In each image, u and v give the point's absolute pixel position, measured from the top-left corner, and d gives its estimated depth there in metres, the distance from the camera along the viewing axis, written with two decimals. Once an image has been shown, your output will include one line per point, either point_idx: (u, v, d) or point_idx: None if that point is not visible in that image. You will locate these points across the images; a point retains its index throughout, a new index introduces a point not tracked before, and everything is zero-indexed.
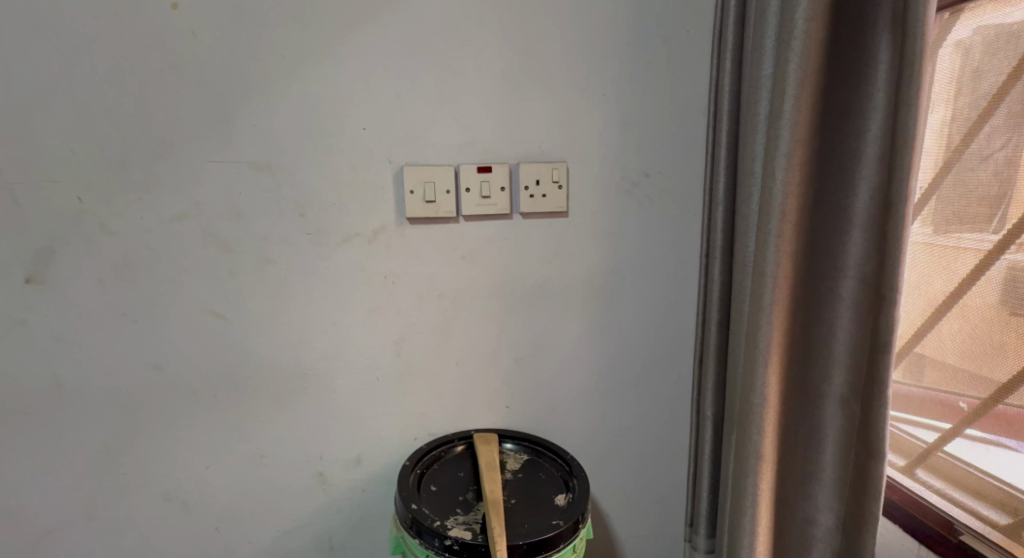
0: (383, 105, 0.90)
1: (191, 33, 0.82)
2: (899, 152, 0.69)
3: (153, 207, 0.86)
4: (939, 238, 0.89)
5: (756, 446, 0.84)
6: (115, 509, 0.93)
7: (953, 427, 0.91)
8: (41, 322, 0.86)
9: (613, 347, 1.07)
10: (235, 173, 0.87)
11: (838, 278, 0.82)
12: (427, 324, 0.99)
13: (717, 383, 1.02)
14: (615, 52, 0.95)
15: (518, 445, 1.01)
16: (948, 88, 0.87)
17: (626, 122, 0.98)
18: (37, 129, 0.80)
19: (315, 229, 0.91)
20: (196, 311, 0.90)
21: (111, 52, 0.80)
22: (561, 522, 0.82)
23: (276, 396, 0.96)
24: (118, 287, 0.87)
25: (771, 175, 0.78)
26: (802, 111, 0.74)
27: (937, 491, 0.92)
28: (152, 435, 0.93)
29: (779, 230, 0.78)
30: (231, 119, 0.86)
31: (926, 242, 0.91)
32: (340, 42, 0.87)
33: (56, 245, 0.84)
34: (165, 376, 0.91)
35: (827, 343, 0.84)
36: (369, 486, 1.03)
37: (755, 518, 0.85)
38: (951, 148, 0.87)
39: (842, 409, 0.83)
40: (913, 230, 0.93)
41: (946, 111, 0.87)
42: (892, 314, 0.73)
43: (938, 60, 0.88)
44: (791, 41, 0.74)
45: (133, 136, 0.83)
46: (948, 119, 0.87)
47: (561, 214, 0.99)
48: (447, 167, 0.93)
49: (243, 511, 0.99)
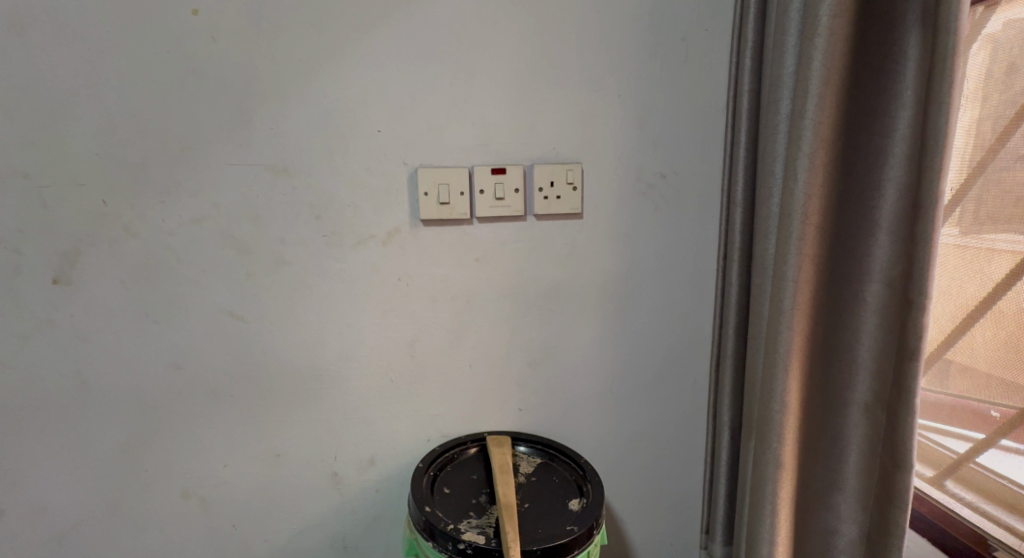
0: (397, 106, 0.90)
1: (210, 38, 0.83)
2: (930, 151, 0.66)
3: (173, 210, 0.87)
4: (969, 239, 0.85)
5: (775, 454, 0.81)
6: (137, 504, 0.96)
7: (986, 438, 0.87)
8: (68, 322, 0.88)
9: (630, 351, 1.06)
10: (252, 176, 0.88)
11: (862, 283, 0.79)
12: (440, 326, 0.99)
13: (734, 388, 1.00)
14: (630, 51, 0.94)
15: (531, 449, 1.00)
16: (979, 84, 0.83)
17: (643, 123, 0.97)
18: (64, 135, 0.83)
19: (330, 231, 0.92)
20: (214, 312, 0.92)
21: (133, 57, 0.82)
22: (575, 528, 0.81)
23: (292, 396, 0.97)
24: (139, 288, 0.89)
25: (792, 175, 0.75)
26: (825, 109, 0.72)
27: (968, 504, 0.87)
28: (173, 433, 0.95)
29: (800, 232, 0.76)
30: (248, 122, 0.87)
31: (955, 244, 0.87)
32: (355, 45, 0.87)
33: (81, 247, 0.86)
34: (184, 375, 0.93)
35: (851, 349, 0.81)
36: (383, 487, 1.03)
37: (774, 528, 0.83)
38: (984, 147, 0.83)
39: (866, 419, 0.80)
40: (943, 232, 0.89)
41: (977, 109, 0.83)
42: (921, 320, 0.70)
43: (969, 55, 0.84)
44: (814, 38, 0.71)
45: (154, 140, 0.85)
46: (981, 117, 0.83)
47: (575, 215, 0.98)
48: (461, 168, 0.92)
49: (261, 509, 1.00)
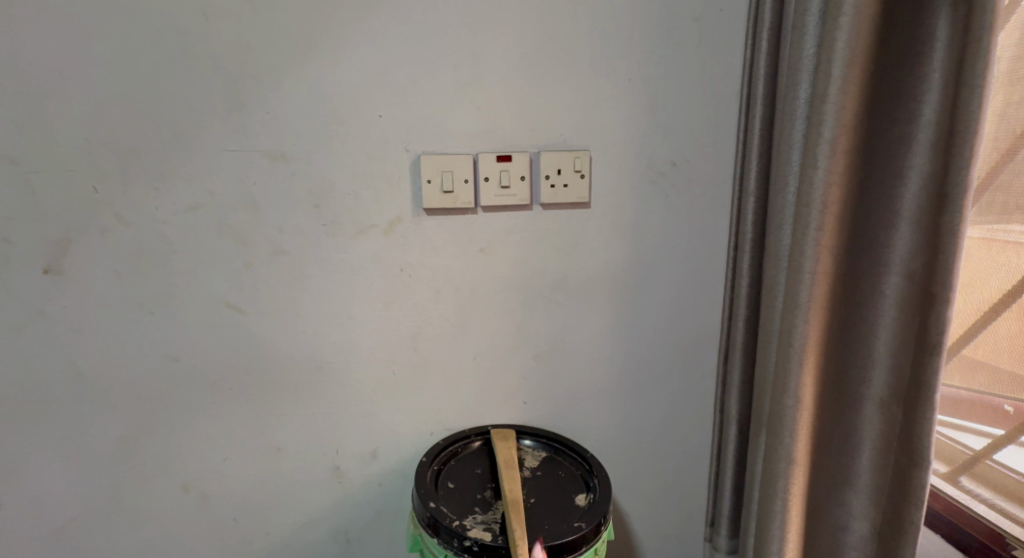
0: (398, 90, 0.86)
1: (203, 18, 0.80)
2: (960, 138, 0.63)
3: (168, 197, 0.84)
4: (999, 228, 0.78)
5: (787, 450, 0.79)
6: (136, 498, 0.94)
7: (1006, 434, 0.83)
8: (61, 313, 0.85)
9: (638, 343, 1.04)
10: (248, 163, 0.85)
11: (880, 275, 0.76)
12: (444, 317, 0.96)
13: (743, 381, 0.98)
14: (641, 33, 0.90)
15: (536, 443, 0.99)
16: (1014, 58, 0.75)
17: (653, 108, 0.93)
18: (52, 118, 0.79)
19: (329, 221, 0.89)
20: (212, 303, 0.89)
21: (122, 37, 0.79)
22: (583, 525, 0.79)
23: (293, 388, 0.95)
24: (134, 278, 0.86)
25: (811, 163, 0.72)
26: (848, 94, 0.69)
27: (984, 501, 0.85)
28: (171, 426, 0.92)
29: (819, 223, 0.73)
30: (244, 107, 0.83)
31: (983, 231, 0.80)
32: (354, 26, 0.83)
33: (72, 237, 0.83)
34: (182, 368, 0.91)
35: (867, 344, 0.79)
36: (385, 481, 1.02)
37: (784, 524, 0.81)
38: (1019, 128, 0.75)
39: (881, 414, 0.78)
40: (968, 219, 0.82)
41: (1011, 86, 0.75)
42: (944, 314, 0.67)
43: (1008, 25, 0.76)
44: (838, 18, 0.67)
45: (146, 125, 0.82)
46: (1015, 95, 0.75)
47: (582, 204, 0.95)
48: (465, 155, 0.89)
49: (262, 503, 0.98)
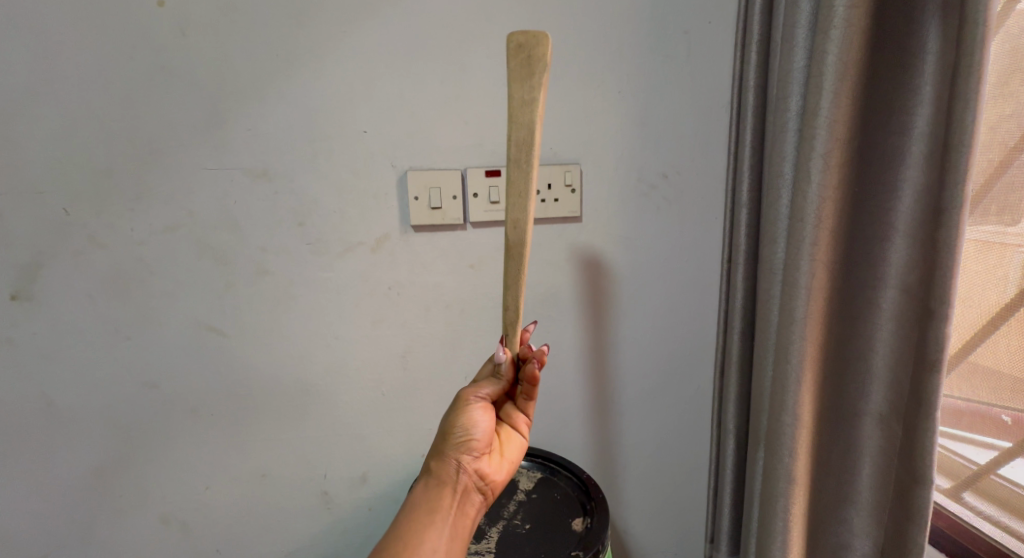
0: (384, 105, 0.84)
1: (180, 33, 0.77)
2: (954, 151, 0.62)
3: (144, 218, 0.81)
4: (999, 238, 0.77)
5: (787, 468, 0.78)
6: (111, 532, 0.89)
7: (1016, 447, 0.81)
8: (30, 340, 0.81)
9: (631, 359, 1.02)
10: (229, 181, 0.82)
11: (876, 289, 0.75)
12: (434, 336, 0.94)
13: (739, 397, 0.96)
14: (631, 45, 0.89)
15: (532, 464, 0.96)
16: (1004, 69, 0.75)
17: (644, 121, 0.92)
18: (19, 138, 0.76)
19: (314, 239, 0.86)
20: (191, 326, 0.86)
21: (95, 53, 0.76)
22: (578, 552, 0.76)
23: (277, 413, 0.91)
24: (108, 302, 0.83)
25: (805, 177, 0.71)
26: (841, 108, 0.68)
27: (989, 518, 0.84)
28: (149, 454, 0.88)
29: (814, 237, 0.72)
30: (224, 123, 0.80)
31: (982, 242, 0.79)
32: (337, 41, 0.81)
33: (42, 260, 0.79)
34: (161, 395, 0.87)
35: (864, 358, 0.77)
36: (375, 506, 0.98)
37: (786, 545, 0.79)
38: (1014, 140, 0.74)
39: (881, 430, 0.76)
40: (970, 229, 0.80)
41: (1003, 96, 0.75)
42: (943, 329, 0.66)
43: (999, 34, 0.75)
44: (829, 31, 0.67)
45: (121, 143, 0.79)
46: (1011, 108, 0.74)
47: (574, 218, 0.93)
48: (454, 170, 0.87)
49: (246, 532, 0.94)
